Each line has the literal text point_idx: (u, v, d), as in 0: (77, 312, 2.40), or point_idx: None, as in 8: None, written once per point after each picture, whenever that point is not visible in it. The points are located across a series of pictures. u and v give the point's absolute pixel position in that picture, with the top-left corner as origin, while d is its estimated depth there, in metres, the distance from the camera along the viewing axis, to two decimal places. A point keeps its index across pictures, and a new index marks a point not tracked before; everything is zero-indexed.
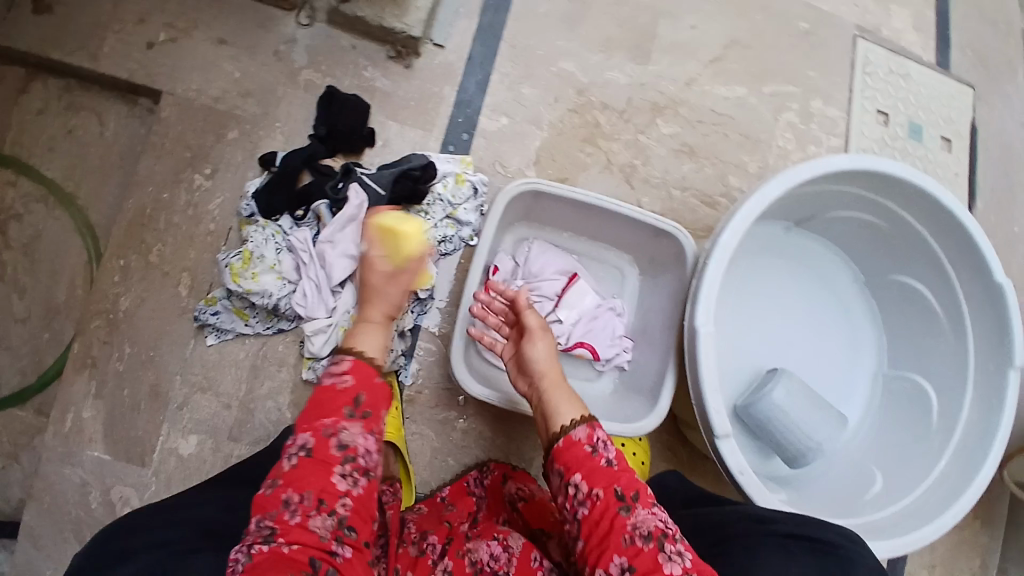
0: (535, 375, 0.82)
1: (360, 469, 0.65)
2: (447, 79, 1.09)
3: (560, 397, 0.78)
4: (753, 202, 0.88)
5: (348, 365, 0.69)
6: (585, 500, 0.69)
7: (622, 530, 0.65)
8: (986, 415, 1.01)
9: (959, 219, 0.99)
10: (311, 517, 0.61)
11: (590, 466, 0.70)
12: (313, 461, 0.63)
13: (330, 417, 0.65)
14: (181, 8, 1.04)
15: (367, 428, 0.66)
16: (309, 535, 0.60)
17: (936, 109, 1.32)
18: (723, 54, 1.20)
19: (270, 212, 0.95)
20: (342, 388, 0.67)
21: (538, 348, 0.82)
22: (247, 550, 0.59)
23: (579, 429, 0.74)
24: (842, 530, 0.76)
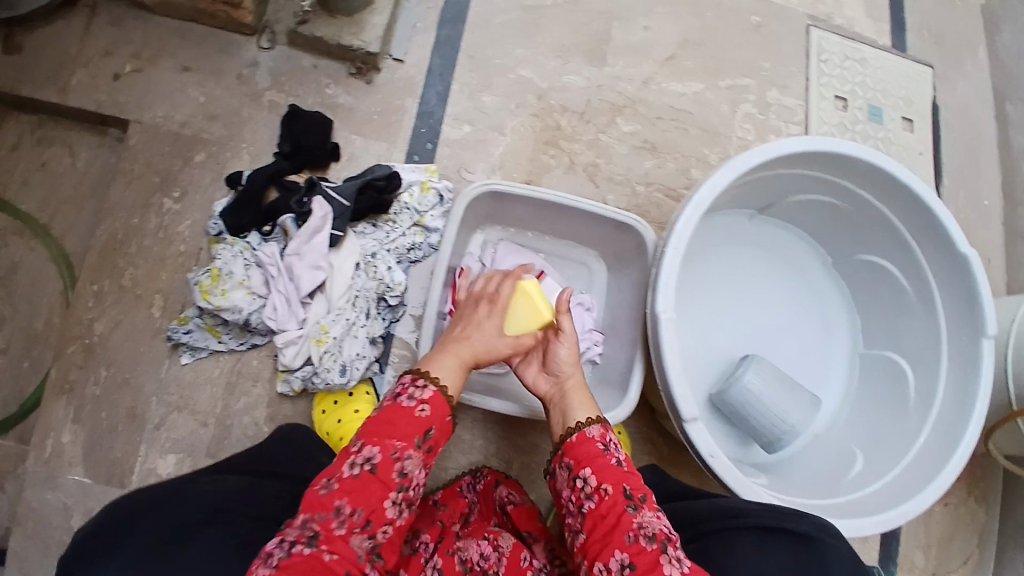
0: (558, 375, 0.85)
1: (407, 501, 0.69)
2: (408, 91, 1.12)
3: (579, 397, 0.82)
4: (706, 189, 0.90)
5: (429, 394, 0.73)
6: (592, 495, 0.72)
7: (626, 527, 0.69)
8: (961, 387, 1.01)
9: (918, 193, 1.00)
10: (354, 534, 0.65)
11: (601, 463, 0.74)
12: (375, 479, 0.67)
13: (400, 440, 0.69)
14: (146, 39, 1.08)
15: (425, 463, 0.71)
16: (349, 553, 0.64)
17: (895, 92, 1.34)
18: (678, 53, 1.24)
19: (237, 230, 0.97)
20: (420, 416, 0.71)
21: (565, 350, 0.86)
22: (288, 547, 0.62)
23: (594, 428, 0.77)
24: (818, 521, 0.74)
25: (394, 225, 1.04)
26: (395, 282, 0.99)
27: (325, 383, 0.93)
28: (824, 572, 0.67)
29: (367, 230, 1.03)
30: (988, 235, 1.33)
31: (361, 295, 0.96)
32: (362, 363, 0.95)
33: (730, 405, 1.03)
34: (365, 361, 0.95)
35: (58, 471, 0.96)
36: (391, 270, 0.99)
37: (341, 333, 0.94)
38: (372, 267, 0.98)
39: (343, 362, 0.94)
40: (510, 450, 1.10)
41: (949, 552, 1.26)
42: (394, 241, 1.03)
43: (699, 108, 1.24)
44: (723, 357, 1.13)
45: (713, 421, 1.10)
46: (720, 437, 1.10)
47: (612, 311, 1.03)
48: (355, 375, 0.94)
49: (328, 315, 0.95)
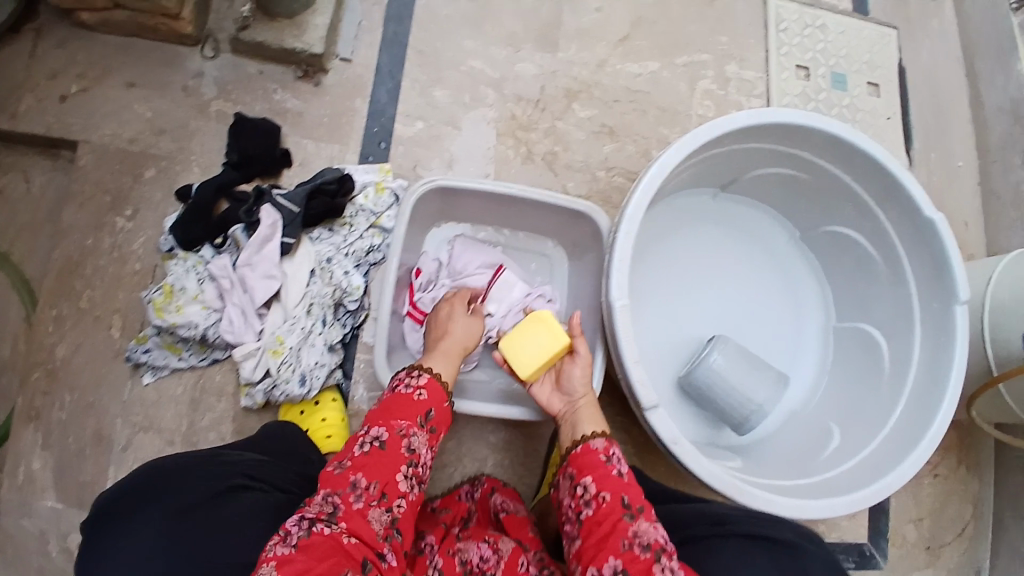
0: (570, 394, 0.88)
1: (417, 478, 0.72)
2: (358, 92, 1.10)
3: (587, 414, 0.86)
4: (653, 173, 0.89)
5: (424, 381, 0.76)
6: (590, 502, 0.76)
7: (622, 534, 0.72)
8: (934, 356, 0.99)
9: (879, 161, 0.98)
10: (371, 507, 0.67)
11: (601, 473, 0.78)
12: (385, 455, 0.70)
13: (404, 419, 0.73)
14: (87, 57, 1.04)
15: (430, 442, 0.74)
16: (367, 526, 0.65)
17: (859, 57, 1.31)
18: (631, 33, 1.23)
19: (189, 243, 0.96)
20: (419, 399, 0.75)
21: (577, 372, 0.89)
22: (309, 524, 0.63)
23: (597, 440, 0.81)
24: (799, 527, 0.77)
25: (351, 228, 1.02)
26: (353, 286, 0.98)
27: (285, 395, 0.93)
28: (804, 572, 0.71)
29: (323, 235, 1.01)
30: (963, 196, 1.30)
31: (317, 302, 0.96)
32: (322, 371, 0.95)
33: (696, 388, 1.03)
34: (324, 369, 0.95)
35: (27, 500, 0.96)
36: (348, 274, 0.99)
37: (297, 343, 0.94)
38: (327, 273, 0.98)
39: (302, 372, 0.94)
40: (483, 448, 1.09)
41: (942, 523, 1.25)
42: (352, 244, 1.01)
43: (656, 88, 1.22)
44: (691, 341, 1.12)
45: (681, 407, 1.09)
46: (689, 422, 1.09)
47: (574, 300, 1.03)
48: (315, 384, 0.94)
49: (283, 325, 0.95)
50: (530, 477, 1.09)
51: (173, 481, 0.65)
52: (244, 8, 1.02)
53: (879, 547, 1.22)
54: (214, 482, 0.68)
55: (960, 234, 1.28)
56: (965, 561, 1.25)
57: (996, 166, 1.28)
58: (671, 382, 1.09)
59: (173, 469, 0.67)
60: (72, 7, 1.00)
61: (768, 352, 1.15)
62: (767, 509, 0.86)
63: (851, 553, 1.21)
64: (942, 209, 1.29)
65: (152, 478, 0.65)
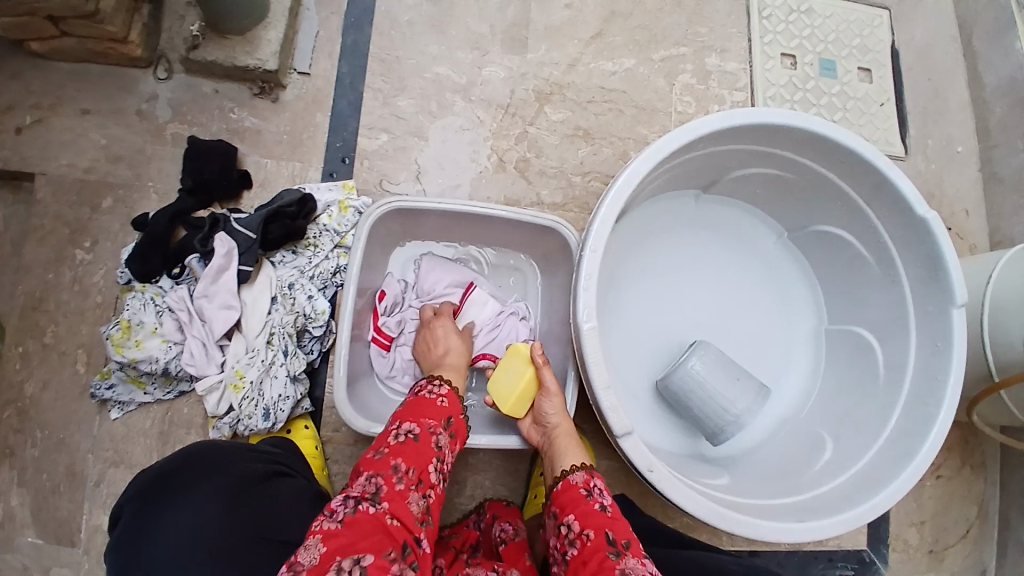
0: (546, 428, 0.85)
1: (444, 474, 0.69)
2: (318, 106, 1.07)
3: (565, 446, 0.82)
4: (620, 184, 0.84)
5: (446, 390, 0.76)
6: (575, 541, 0.72)
7: (609, 572, 0.66)
8: (931, 362, 0.94)
9: (867, 157, 0.92)
10: (411, 490, 0.64)
11: (584, 509, 0.74)
12: (419, 445, 0.68)
13: (434, 416, 0.71)
14: (38, 87, 1.01)
15: (453, 446, 0.72)
16: (407, 509, 0.62)
17: (848, 42, 1.24)
18: (604, 29, 1.17)
19: (146, 276, 0.94)
20: (441, 403, 0.74)
21: (549, 407, 0.84)
22: (354, 503, 0.59)
23: (578, 474, 0.78)
24: None
25: (316, 249, 0.99)
26: (317, 311, 0.95)
27: (250, 430, 0.91)
28: None
29: (285, 258, 0.98)
30: (963, 182, 1.23)
31: (278, 332, 0.93)
32: (286, 403, 0.92)
33: (676, 399, 0.99)
34: (289, 401, 0.92)
35: (5, 539, 0.94)
36: (312, 298, 0.95)
37: (258, 376, 0.91)
38: (289, 299, 0.95)
39: (265, 405, 0.91)
40: (463, 469, 1.05)
41: (946, 525, 1.20)
42: (317, 266, 0.98)
43: (632, 85, 1.16)
44: (673, 349, 1.08)
45: (662, 417, 1.05)
46: (671, 434, 1.05)
47: (549, 315, 0.99)
48: (280, 417, 0.91)
49: (244, 357, 0.92)
50: (514, 498, 1.05)
51: (225, 460, 0.70)
52: (193, 26, 0.99)
53: (879, 552, 1.18)
54: (259, 465, 0.73)
55: (961, 224, 1.22)
56: (971, 563, 1.21)
57: (998, 150, 1.21)
58: (650, 392, 1.05)
59: (221, 451, 0.71)
60: (20, 38, 0.97)
61: (757, 359, 1.11)
62: (753, 534, 0.82)
63: (850, 561, 1.17)
64: (942, 198, 1.22)
65: (204, 456, 0.69)
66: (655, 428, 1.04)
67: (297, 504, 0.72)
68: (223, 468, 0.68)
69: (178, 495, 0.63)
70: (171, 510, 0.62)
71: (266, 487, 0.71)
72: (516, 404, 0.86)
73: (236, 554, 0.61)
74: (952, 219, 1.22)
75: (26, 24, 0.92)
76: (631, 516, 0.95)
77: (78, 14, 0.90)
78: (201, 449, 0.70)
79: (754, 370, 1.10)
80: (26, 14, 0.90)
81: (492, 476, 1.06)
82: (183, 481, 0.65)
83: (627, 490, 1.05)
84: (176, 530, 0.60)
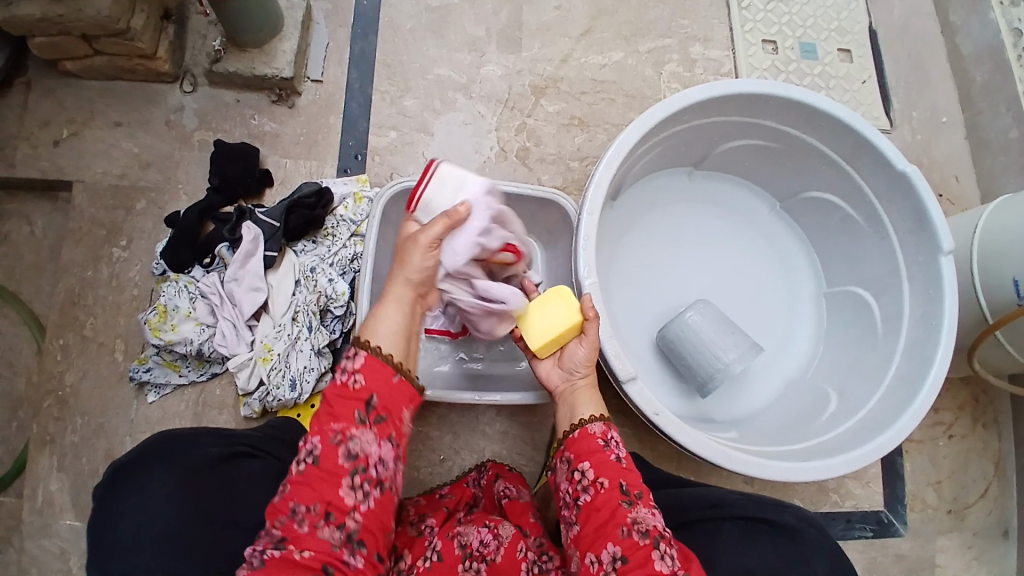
0: (571, 373, 0.85)
1: (369, 481, 0.67)
2: (331, 109, 1.15)
3: (585, 396, 0.83)
4: (614, 150, 0.91)
5: (359, 364, 0.70)
6: (589, 487, 0.76)
7: (621, 521, 0.72)
8: (927, 308, 0.98)
9: (843, 118, 0.98)
10: (318, 528, 0.64)
11: (600, 458, 0.77)
12: (323, 469, 0.66)
13: (340, 422, 0.67)
14: (77, 104, 1.11)
15: (376, 439, 0.68)
16: (318, 543, 0.64)
17: (825, 24, 1.31)
18: (592, 26, 1.25)
19: (179, 267, 1.01)
20: (354, 391, 0.69)
21: (580, 351, 0.84)
22: (260, 555, 0.63)
23: (596, 425, 0.80)
24: (801, 512, 0.79)
25: (334, 238, 1.06)
26: (337, 292, 1.01)
27: (277, 401, 0.96)
28: (806, 564, 0.73)
29: (307, 247, 1.05)
30: (950, 149, 1.28)
31: (302, 310, 0.99)
32: (312, 375, 0.97)
33: (682, 356, 1.05)
34: (314, 372, 0.98)
35: (47, 522, 0.99)
36: (333, 281, 1.02)
37: (285, 349, 0.97)
38: (312, 282, 1.02)
39: (292, 376, 0.97)
40: (481, 441, 1.09)
41: (964, 483, 1.21)
42: (336, 254, 1.05)
43: (622, 75, 1.24)
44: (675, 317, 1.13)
45: (666, 383, 1.09)
46: (685, 398, 1.09)
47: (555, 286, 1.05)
48: (305, 388, 0.97)
49: (272, 333, 0.98)
50: (530, 468, 1.09)
51: (185, 447, 0.74)
52: (215, 42, 1.09)
53: (897, 514, 1.19)
54: (216, 449, 0.77)
55: (951, 188, 1.26)
56: (993, 521, 1.21)
57: (983, 115, 1.27)
58: (652, 359, 1.10)
59: (178, 437, 0.74)
60: (56, 58, 1.07)
61: (760, 323, 1.15)
62: (761, 473, 0.85)
63: (869, 522, 1.18)
64: (930, 164, 1.27)
65: (161, 444, 0.72)
66: (669, 392, 1.09)
67: (253, 487, 0.78)
68: (181, 455, 0.72)
69: (134, 484, 0.67)
70: (127, 499, 0.66)
71: (220, 472, 0.75)
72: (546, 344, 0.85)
73: (190, 539, 0.67)
74: (943, 185, 1.26)
75: (62, 44, 1.03)
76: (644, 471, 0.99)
77: (110, 32, 0.99)
78: (157, 438, 0.73)
79: (758, 335, 1.14)
80: (61, 34, 1.01)
81: (508, 446, 1.09)
82: (146, 469, 0.68)
83: (646, 451, 1.08)
84: (133, 519, 0.65)
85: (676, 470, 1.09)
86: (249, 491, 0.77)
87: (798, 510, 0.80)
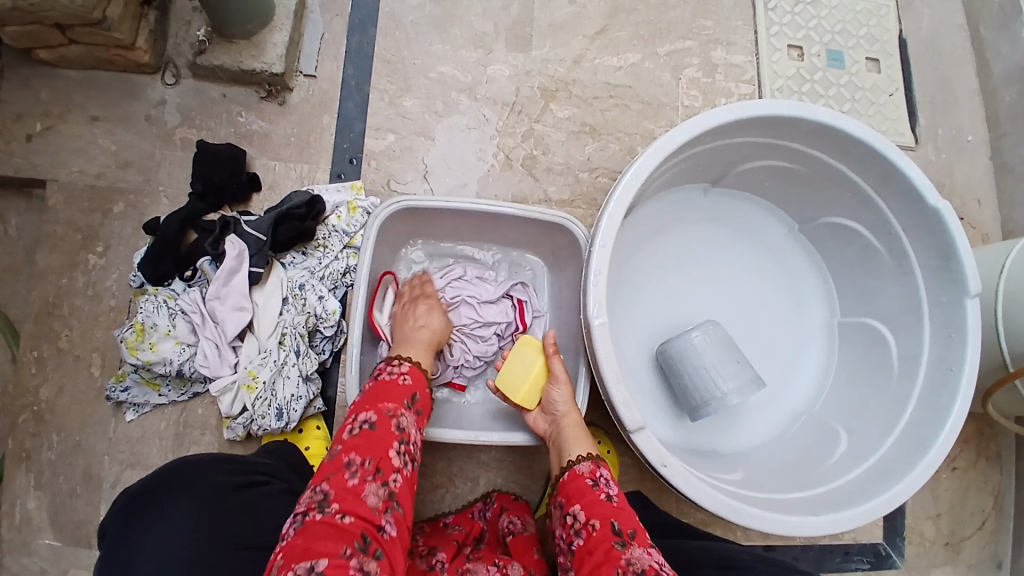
0: (555, 416, 0.84)
1: (411, 455, 0.68)
2: (325, 107, 1.07)
3: (573, 433, 0.82)
4: (629, 178, 0.85)
5: (407, 367, 0.75)
6: (581, 531, 0.72)
7: (614, 563, 0.67)
8: (946, 353, 0.93)
9: (874, 146, 0.91)
10: (367, 482, 0.63)
11: (590, 499, 0.74)
12: (375, 434, 0.66)
13: (391, 401, 0.69)
14: (52, 95, 1.02)
15: (418, 424, 0.71)
16: (362, 502, 0.61)
17: (855, 31, 1.23)
18: (608, 24, 1.17)
19: (159, 279, 0.94)
20: (403, 383, 0.72)
21: (556, 394, 0.84)
22: (301, 519, 0.59)
23: (584, 464, 0.77)
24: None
25: (325, 250, 0.99)
26: (328, 311, 0.95)
27: (263, 430, 0.91)
28: None
29: (296, 259, 0.99)
30: (975, 171, 1.22)
31: (289, 332, 0.93)
32: (299, 404, 0.92)
33: (682, 387, 0.99)
34: (301, 401, 0.92)
35: (23, 540, 0.94)
36: (323, 299, 0.96)
37: (271, 377, 0.91)
38: (300, 301, 0.96)
39: (278, 405, 0.91)
40: (475, 467, 1.05)
41: (962, 518, 1.19)
42: (327, 267, 0.99)
43: (638, 80, 1.16)
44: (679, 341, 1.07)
45: (665, 410, 1.04)
46: (685, 427, 1.04)
47: (559, 311, 1.00)
48: (293, 417, 0.92)
49: (257, 358, 0.93)
50: (525, 495, 1.06)
51: (202, 472, 0.68)
52: (200, 31, 1.00)
53: (895, 547, 1.16)
54: (233, 475, 0.72)
55: (973, 213, 1.20)
56: (987, 555, 1.19)
57: (1007, 139, 1.20)
58: (651, 384, 1.05)
59: (200, 464, 0.69)
60: (29, 46, 0.98)
61: (766, 352, 1.10)
62: (764, 528, 0.81)
63: (866, 555, 1.16)
64: (953, 186, 1.21)
65: (179, 471, 0.66)
66: (668, 421, 1.04)
67: (270, 515, 0.73)
68: (200, 484, 0.66)
69: (155, 516, 0.60)
70: (148, 533, 0.59)
71: (238, 499, 0.70)
72: (528, 392, 0.86)
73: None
74: (964, 210, 1.20)
75: (35, 33, 0.94)
76: (644, 510, 0.95)
77: (85, 21, 0.90)
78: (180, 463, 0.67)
79: (765, 365, 1.09)
80: (35, 24, 0.92)
81: (504, 473, 1.06)
82: (166, 499, 0.62)
83: (645, 483, 1.05)
84: (158, 553, 0.58)
85: (675, 504, 1.06)
86: (266, 518, 0.72)
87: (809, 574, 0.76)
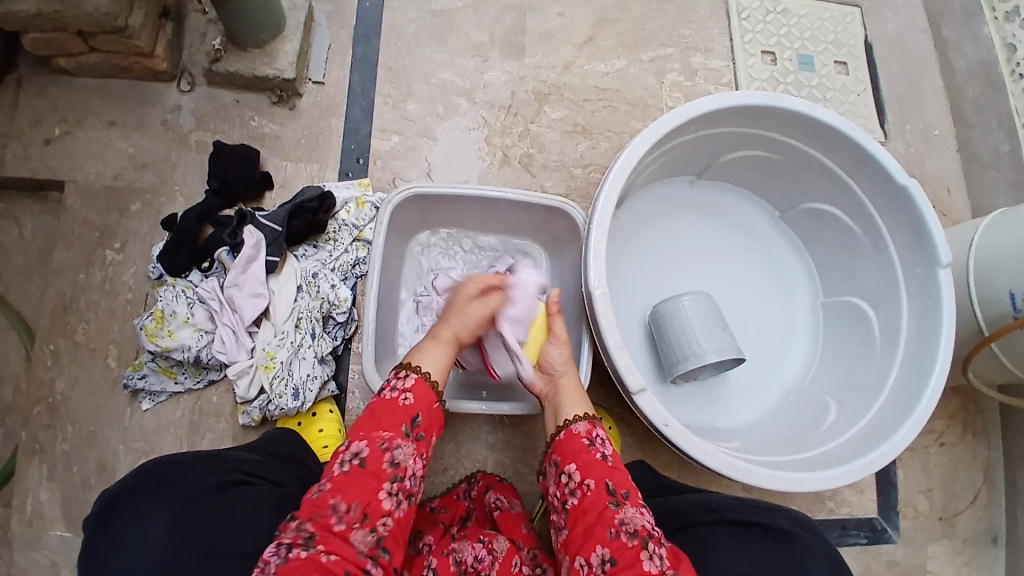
0: (552, 374, 0.88)
1: (404, 493, 0.68)
2: (332, 111, 1.14)
3: (569, 394, 0.84)
4: (622, 161, 0.91)
5: (411, 383, 0.72)
6: (575, 491, 0.74)
7: (608, 522, 0.70)
8: (923, 322, 1.00)
9: (842, 133, 1.00)
10: (354, 529, 0.64)
11: (585, 459, 0.76)
12: (366, 472, 0.66)
13: (387, 431, 0.68)
14: (70, 102, 1.08)
15: (417, 452, 0.70)
16: (348, 546, 0.63)
17: (822, 38, 1.33)
18: (595, 34, 1.26)
19: (177, 270, 0.99)
20: (404, 405, 0.70)
21: (554, 352, 0.89)
22: (286, 552, 0.61)
23: (580, 425, 0.80)
24: (795, 516, 0.79)
25: (335, 243, 1.04)
26: (340, 298, 1.00)
27: (280, 410, 0.96)
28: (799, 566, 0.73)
29: (308, 252, 1.04)
30: (943, 163, 1.31)
31: (305, 317, 0.98)
32: (314, 383, 0.97)
33: (670, 354, 1.04)
34: (316, 381, 0.97)
35: (35, 534, 0.95)
36: (335, 287, 1.01)
37: (288, 357, 0.96)
38: (314, 288, 1.00)
39: (295, 385, 0.96)
40: (483, 450, 1.09)
41: (956, 492, 1.23)
42: (337, 259, 1.04)
43: (624, 84, 1.24)
44: None
45: (656, 380, 1.09)
46: (674, 397, 1.09)
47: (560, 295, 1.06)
48: (307, 397, 0.96)
49: (274, 340, 0.97)
50: (531, 476, 1.09)
51: (178, 475, 0.68)
52: (215, 41, 1.06)
53: (891, 520, 1.20)
54: (213, 476, 0.71)
55: (945, 201, 1.29)
56: (983, 529, 1.23)
57: (973, 130, 1.29)
58: (643, 353, 1.10)
59: (177, 463, 0.70)
60: (50, 54, 1.03)
61: (757, 333, 1.15)
62: (763, 484, 0.86)
63: (863, 529, 1.20)
64: (924, 177, 1.29)
65: (154, 474, 0.67)
66: (660, 391, 1.09)
67: (251, 517, 0.70)
68: (173, 488, 0.67)
69: (125, 521, 0.64)
70: (121, 538, 0.63)
71: (216, 500, 0.69)
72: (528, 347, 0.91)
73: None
74: (936, 198, 1.29)
75: (56, 41, 0.99)
76: (650, 481, 0.99)
77: (106, 30, 0.97)
78: (155, 463, 0.69)
79: (758, 346, 1.15)
80: (57, 30, 0.97)
81: (510, 456, 1.09)
82: (134, 503, 0.64)
83: (647, 460, 1.09)
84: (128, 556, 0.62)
85: (679, 477, 1.10)
86: (246, 517, 0.70)
87: (792, 512, 0.81)
